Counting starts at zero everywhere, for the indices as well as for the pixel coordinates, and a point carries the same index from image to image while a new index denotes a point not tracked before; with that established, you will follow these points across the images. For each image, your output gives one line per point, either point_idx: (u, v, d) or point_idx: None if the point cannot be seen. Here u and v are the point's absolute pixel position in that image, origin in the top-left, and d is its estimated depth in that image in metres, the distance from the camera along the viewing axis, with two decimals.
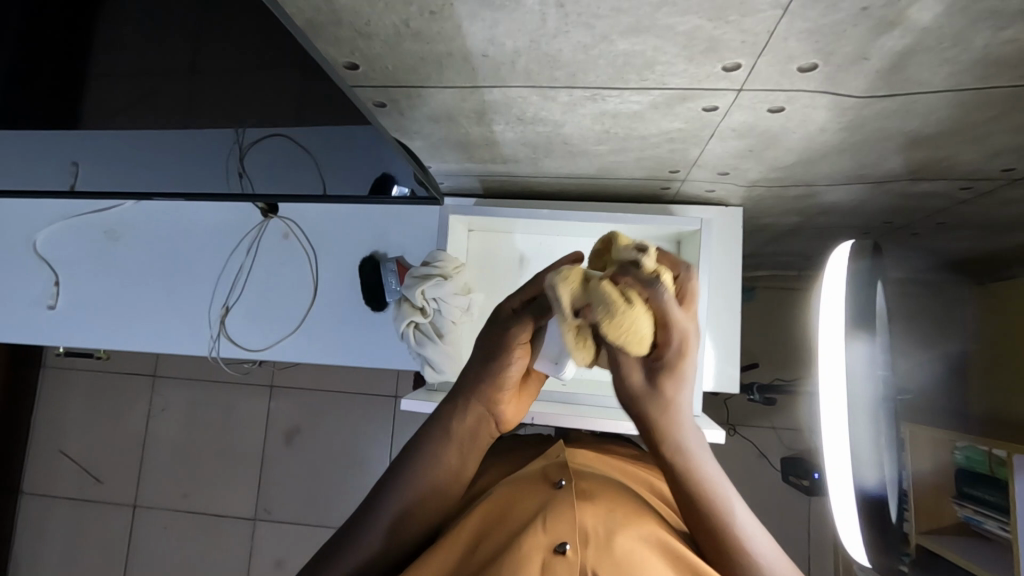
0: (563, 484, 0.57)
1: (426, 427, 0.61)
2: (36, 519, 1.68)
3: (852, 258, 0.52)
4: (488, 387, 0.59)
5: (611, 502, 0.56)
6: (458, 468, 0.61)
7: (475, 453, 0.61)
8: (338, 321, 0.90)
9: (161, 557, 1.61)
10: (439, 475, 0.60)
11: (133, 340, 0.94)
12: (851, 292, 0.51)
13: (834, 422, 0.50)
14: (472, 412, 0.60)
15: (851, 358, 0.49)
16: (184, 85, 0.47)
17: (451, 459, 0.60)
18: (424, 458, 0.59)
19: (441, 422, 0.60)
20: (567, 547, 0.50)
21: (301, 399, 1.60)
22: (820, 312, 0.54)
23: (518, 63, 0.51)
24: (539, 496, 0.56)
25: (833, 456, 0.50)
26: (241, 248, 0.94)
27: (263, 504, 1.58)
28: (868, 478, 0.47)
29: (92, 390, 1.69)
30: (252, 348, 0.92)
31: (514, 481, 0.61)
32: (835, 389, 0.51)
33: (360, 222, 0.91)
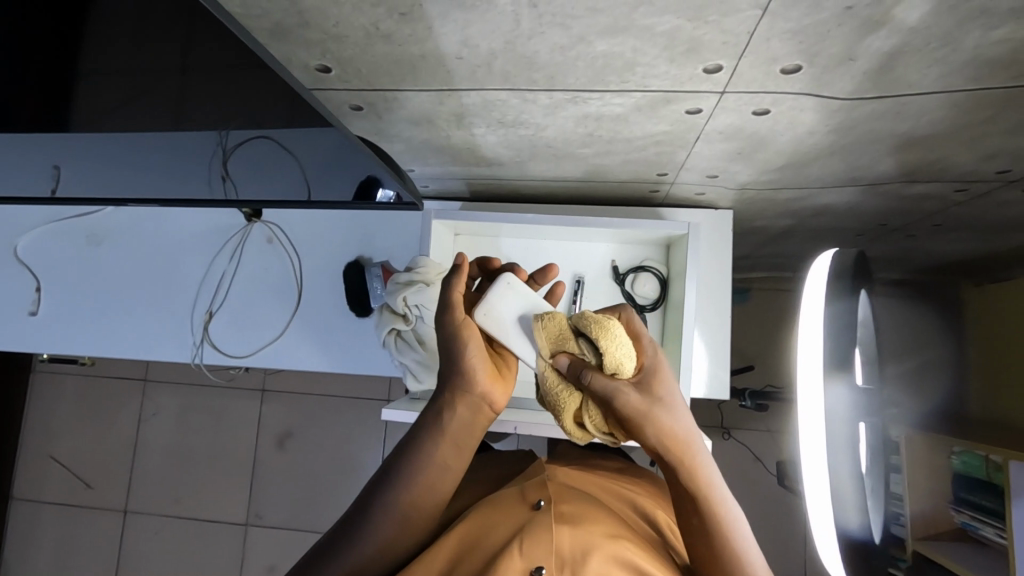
0: (542, 506, 0.56)
1: (413, 433, 0.59)
2: (26, 525, 1.66)
3: (830, 281, 0.48)
4: (472, 378, 0.56)
5: (590, 523, 0.54)
6: (451, 464, 0.59)
7: (467, 448, 0.59)
8: (323, 328, 0.89)
9: (152, 563, 1.60)
10: (436, 476, 0.59)
11: (115, 347, 0.93)
12: (830, 325, 0.47)
13: (813, 459, 0.47)
14: (459, 407, 0.58)
15: (830, 394, 0.46)
16: (174, 84, 0.45)
17: (443, 454, 0.58)
18: (417, 461, 0.58)
19: (428, 420, 0.58)
20: (543, 572, 0.48)
21: (293, 403, 1.59)
22: (799, 340, 0.50)
23: (494, 66, 0.49)
24: (517, 518, 0.55)
25: (813, 486, 0.47)
26: (226, 252, 0.92)
27: (254, 509, 1.57)
28: (851, 522, 0.44)
29: (82, 394, 1.67)
30: (236, 354, 0.90)
31: (492, 501, 0.60)
32: (813, 425, 0.47)
33: (345, 227, 0.90)
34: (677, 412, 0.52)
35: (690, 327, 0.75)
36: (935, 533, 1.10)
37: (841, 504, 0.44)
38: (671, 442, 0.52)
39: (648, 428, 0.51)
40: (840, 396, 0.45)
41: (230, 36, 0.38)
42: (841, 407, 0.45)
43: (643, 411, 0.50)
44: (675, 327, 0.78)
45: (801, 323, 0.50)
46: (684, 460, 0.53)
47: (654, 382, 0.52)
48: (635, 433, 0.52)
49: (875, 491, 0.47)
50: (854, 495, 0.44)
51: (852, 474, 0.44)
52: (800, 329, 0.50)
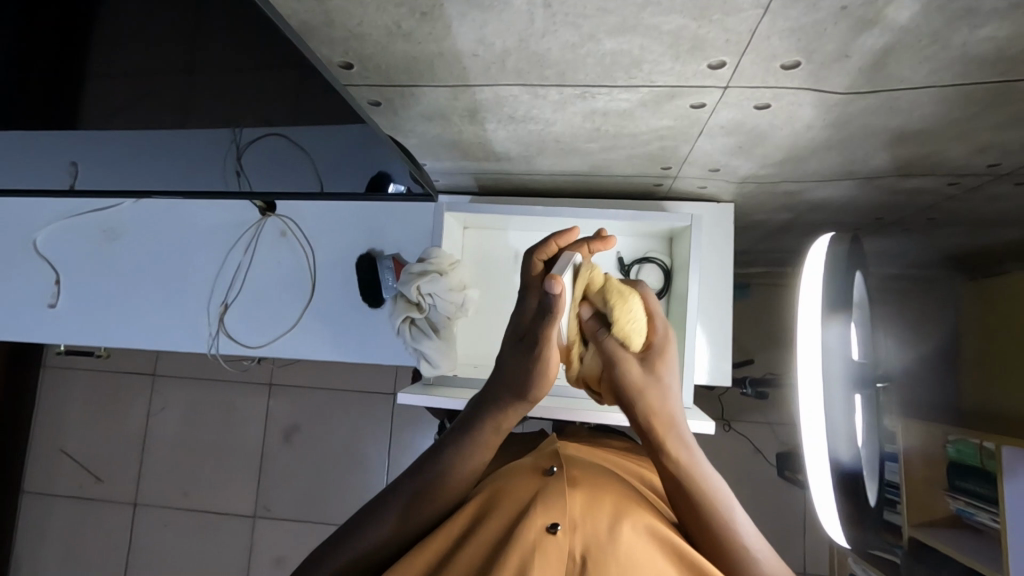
0: (555, 472, 0.58)
1: (458, 432, 0.61)
2: (37, 518, 1.69)
3: (831, 243, 0.52)
4: (537, 386, 0.58)
5: (602, 489, 0.57)
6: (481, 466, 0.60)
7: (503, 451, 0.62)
8: (336, 318, 0.91)
9: (161, 555, 1.62)
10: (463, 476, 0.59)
11: (132, 338, 0.95)
12: (829, 275, 0.51)
13: (809, 396, 0.50)
14: (501, 413, 0.59)
15: (827, 335, 0.49)
16: (179, 85, 0.48)
17: (476, 456, 0.60)
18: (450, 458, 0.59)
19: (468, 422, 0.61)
20: (558, 528, 0.51)
21: (300, 397, 1.61)
22: (801, 291, 0.54)
23: (508, 63, 0.52)
24: (530, 482, 0.58)
25: (808, 426, 0.50)
26: (240, 245, 0.95)
27: (262, 501, 1.59)
28: (841, 452, 0.47)
29: (92, 389, 1.70)
30: (251, 344, 0.93)
31: (507, 470, 0.62)
32: (810, 364, 0.50)
33: (357, 221, 0.92)
34: (666, 392, 0.56)
35: (694, 316, 0.77)
36: (930, 521, 1.13)
37: (831, 433, 0.47)
38: (659, 418, 0.56)
39: (638, 399, 0.55)
40: (836, 338, 0.48)
41: (266, 34, 0.41)
42: (838, 346, 0.48)
43: (639, 385, 0.55)
44: (678, 316, 0.80)
45: (802, 282, 0.54)
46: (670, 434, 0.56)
47: (659, 361, 0.56)
48: (628, 402, 0.56)
49: (866, 432, 0.50)
50: (843, 426, 0.47)
51: (842, 406, 0.47)
52: (800, 289, 0.54)
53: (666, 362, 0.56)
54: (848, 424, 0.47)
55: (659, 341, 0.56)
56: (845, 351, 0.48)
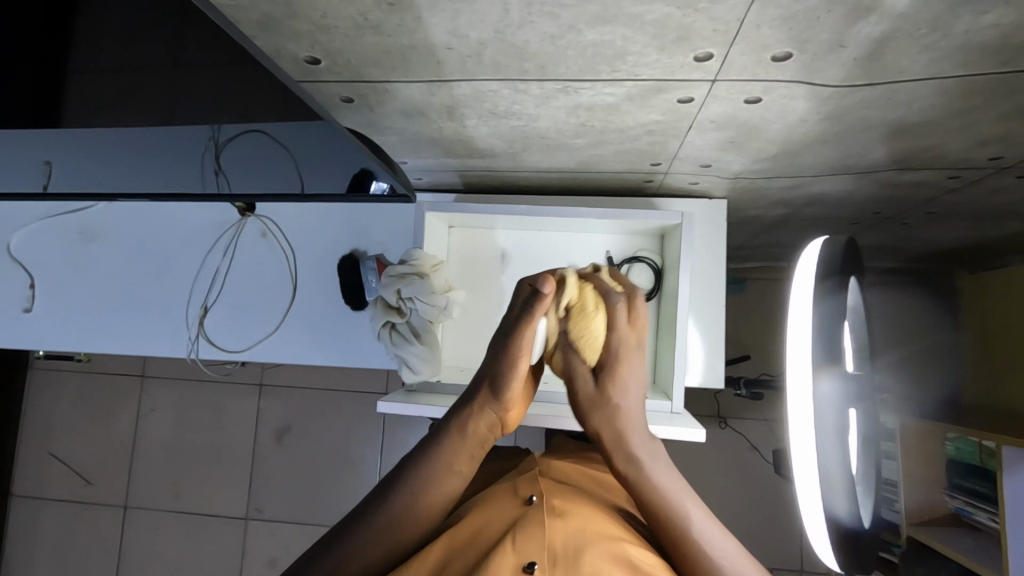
0: (535, 504, 0.57)
1: (430, 440, 0.60)
2: (26, 521, 1.67)
3: (818, 278, 0.47)
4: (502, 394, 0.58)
5: (582, 518, 0.56)
6: (460, 467, 0.60)
7: (478, 457, 0.62)
8: (318, 322, 0.89)
9: (153, 557, 1.61)
10: (444, 475, 0.59)
11: (110, 344, 0.93)
12: (819, 314, 0.46)
13: (802, 447, 0.46)
14: (481, 416, 0.59)
15: (819, 388, 0.45)
16: (149, 85, 0.45)
17: (455, 456, 0.60)
18: (433, 457, 0.59)
19: (452, 423, 0.60)
20: (535, 567, 0.49)
21: (291, 397, 1.59)
22: (788, 323, 0.50)
23: (484, 55, 0.49)
24: (509, 515, 0.57)
25: (804, 477, 0.46)
26: (219, 246, 0.92)
27: (254, 503, 1.58)
28: (837, 506, 0.43)
29: (80, 392, 1.67)
30: (231, 349, 0.90)
31: (487, 498, 0.61)
32: (802, 411, 0.46)
33: (340, 221, 0.89)
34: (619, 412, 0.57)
35: (684, 318, 0.74)
36: (927, 518, 1.11)
37: (830, 489, 0.44)
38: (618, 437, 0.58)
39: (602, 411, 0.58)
40: (830, 391, 0.44)
41: (217, 29, 0.38)
42: (831, 397, 0.44)
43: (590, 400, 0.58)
44: (669, 316, 0.78)
45: (789, 312, 0.50)
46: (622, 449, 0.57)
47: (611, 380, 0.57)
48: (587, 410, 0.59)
49: (864, 476, 0.47)
50: (842, 480, 0.43)
51: (840, 461, 0.44)
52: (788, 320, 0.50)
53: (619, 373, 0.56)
54: (847, 479, 0.44)
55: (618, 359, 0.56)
56: (843, 402, 0.44)
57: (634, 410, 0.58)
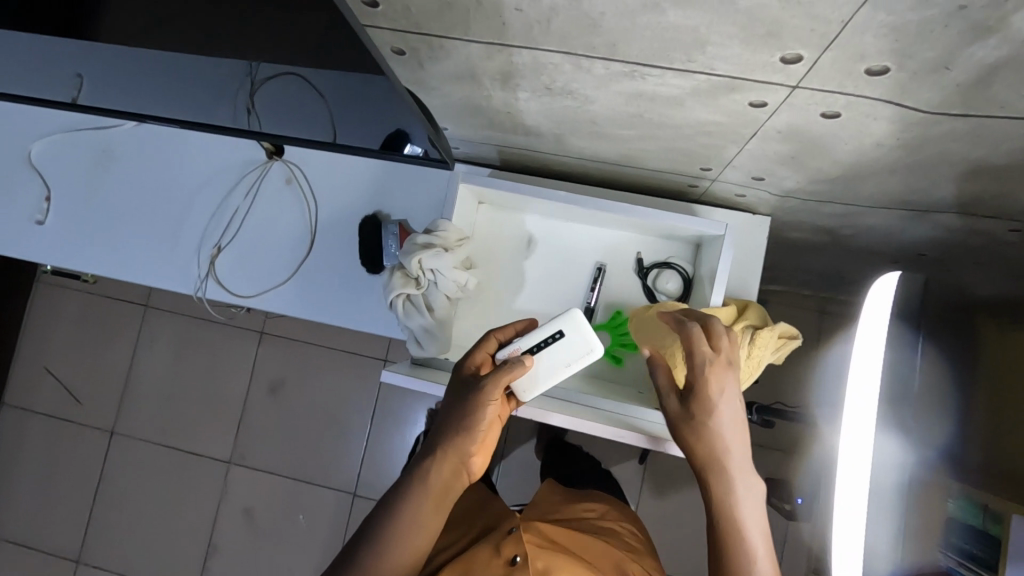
0: (518, 562, 0.74)
1: (399, 497, 0.66)
2: (15, 432, 1.68)
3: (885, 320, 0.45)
4: (464, 442, 0.67)
5: (562, 573, 0.73)
6: (428, 521, 0.66)
7: (446, 507, 0.68)
8: (330, 283, 0.86)
9: (133, 487, 1.61)
10: (414, 532, 0.66)
11: (118, 269, 0.90)
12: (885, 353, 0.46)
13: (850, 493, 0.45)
14: (445, 466, 0.67)
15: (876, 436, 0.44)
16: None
17: (422, 509, 0.66)
18: (402, 513, 0.65)
19: (416, 479, 0.67)
20: None
21: (290, 349, 1.59)
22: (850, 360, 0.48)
23: (553, 23, 0.45)
24: (495, 571, 0.74)
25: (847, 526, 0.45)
26: (242, 186, 0.89)
27: (240, 449, 1.58)
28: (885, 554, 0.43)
29: (84, 313, 1.68)
30: (240, 294, 0.88)
31: (471, 555, 0.77)
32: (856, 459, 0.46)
33: (368, 179, 0.87)
34: (701, 429, 0.60)
35: None
36: None
37: None
38: (699, 444, 0.61)
39: (692, 433, 0.61)
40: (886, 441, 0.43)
41: None
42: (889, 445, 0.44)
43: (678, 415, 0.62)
44: None
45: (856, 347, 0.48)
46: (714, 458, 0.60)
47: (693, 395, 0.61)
48: (694, 449, 0.61)
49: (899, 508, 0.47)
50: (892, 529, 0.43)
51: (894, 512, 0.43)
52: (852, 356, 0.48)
53: (703, 393, 0.60)
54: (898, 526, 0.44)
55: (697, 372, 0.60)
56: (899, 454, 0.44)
57: (733, 441, 0.60)
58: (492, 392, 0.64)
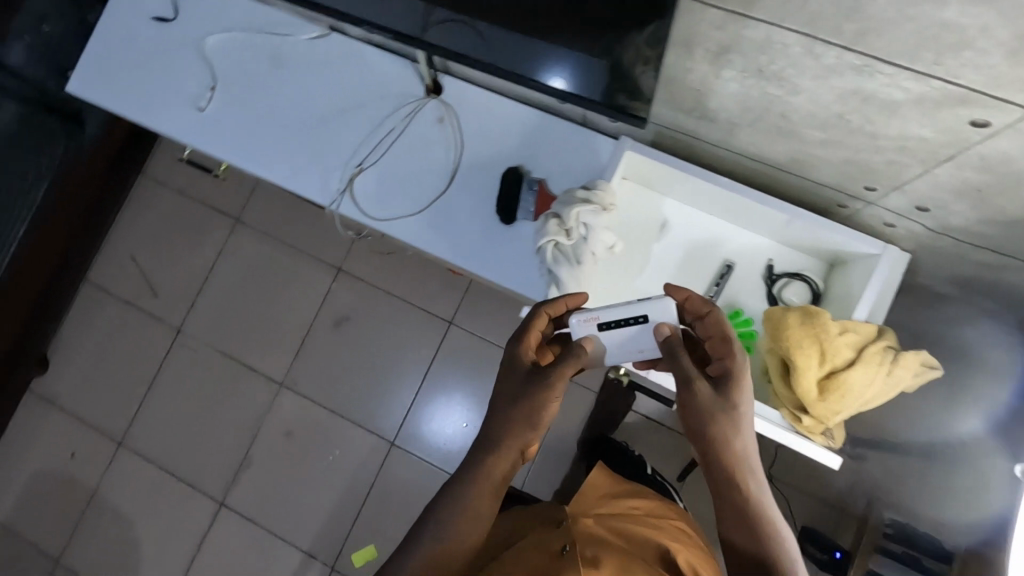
0: None
1: (458, 484, 0.72)
2: (88, 309, 1.75)
3: None
4: (525, 429, 0.72)
5: None
6: (482, 506, 0.71)
7: (499, 494, 0.73)
8: (459, 223, 0.89)
9: (186, 385, 1.67)
10: (468, 516, 0.70)
11: (263, 167, 0.95)
12: None
13: None
14: (504, 453, 0.72)
15: None
16: None
17: (478, 495, 0.71)
18: (461, 498, 0.71)
19: (473, 466, 0.73)
20: None
21: (363, 290, 1.65)
22: None
23: (814, 2, 0.48)
24: None
25: None
26: (395, 115, 0.93)
27: (293, 373, 1.64)
28: None
29: (179, 212, 1.76)
30: (371, 215, 0.91)
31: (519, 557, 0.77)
32: None
33: (517, 135, 0.90)
34: (742, 416, 0.69)
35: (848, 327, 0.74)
36: None
37: None
38: (733, 429, 0.69)
39: (727, 417, 0.69)
40: None
41: None
42: None
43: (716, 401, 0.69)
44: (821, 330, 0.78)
45: None
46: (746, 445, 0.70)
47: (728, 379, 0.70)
48: (729, 434, 0.69)
49: None
50: None
51: None
52: None
53: (739, 382, 0.70)
54: None
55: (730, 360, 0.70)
56: None
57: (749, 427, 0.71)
58: (557, 384, 0.71)
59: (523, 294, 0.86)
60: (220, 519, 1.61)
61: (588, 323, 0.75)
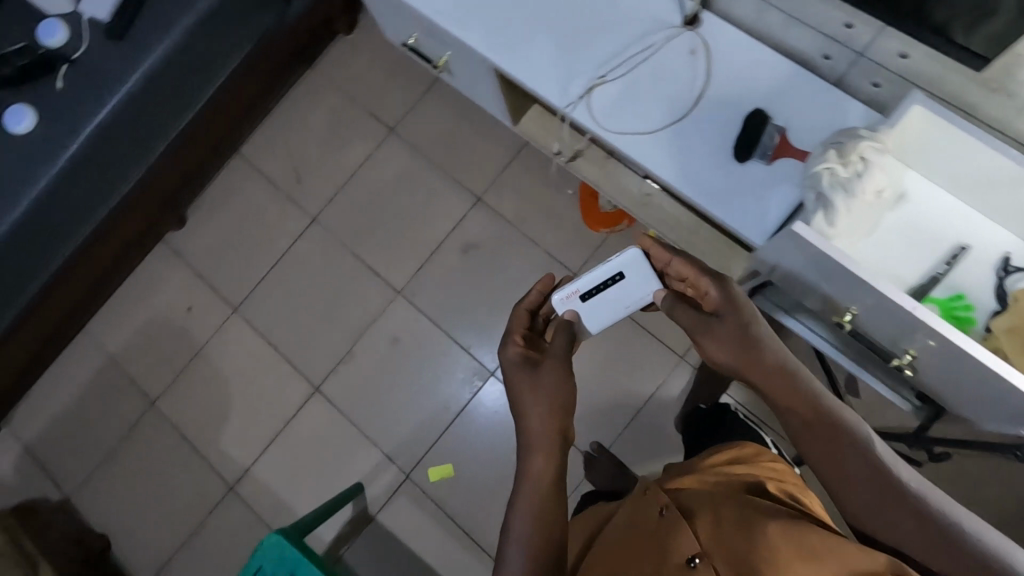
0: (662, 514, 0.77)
1: (524, 458, 0.85)
2: (232, 180, 1.83)
3: None
4: (558, 387, 0.86)
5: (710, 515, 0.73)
6: (547, 462, 0.83)
7: (554, 447, 0.84)
8: (690, 150, 0.92)
9: (308, 272, 1.74)
10: (538, 475, 0.82)
11: (506, 60, 0.99)
12: None
13: None
14: (549, 411, 0.85)
15: None
16: None
17: (539, 455, 0.83)
18: (526, 465, 0.83)
19: (529, 436, 0.85)
20: (696, 561, 0.68)
21: (497, 224, 1.69)
22: None
23: None
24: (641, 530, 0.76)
25: None
26: (647, 38, 0.96)
27: (413, 286, 1.69)
28: None
29: (337, 111, 1.82)
30: (603, 127, 0.95)
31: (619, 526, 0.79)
32: None
33: (766, 80, 0.92)
34: (750, 344, 0.80)
35: None
36: None
37: None
38: (750, 359, 0.79)
39: (740, 344, 0.80)
40: None
41: None
42: None
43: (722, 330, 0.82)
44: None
45: None
46: (774, 373, 0.77)
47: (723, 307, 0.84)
48: (755, 366, 0.79)
49: None
50: None
51: None
52: None
53: (732, 310, 0.83)
54: None
55: (718, 291, 0.85)
56: None
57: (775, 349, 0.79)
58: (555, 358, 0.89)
59: (744, 230, 0.89)
60: (311, 403, 1.67)
61: (570, 298, 1.08)
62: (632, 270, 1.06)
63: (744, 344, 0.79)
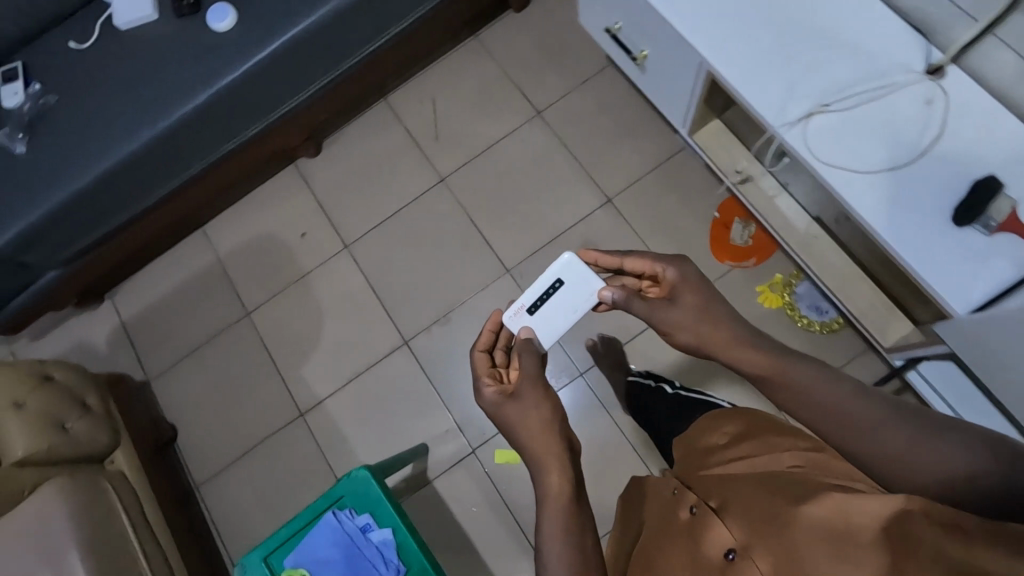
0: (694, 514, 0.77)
1: (535, 473, 0.87)
2: (372, 122, 1.86)
3: None
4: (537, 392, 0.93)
5: (731, 506, 0.73)
6: (556, 465, 0.86)
7: (552, 439, 0.89)
8: (899, 197, 0.99)
9: (425, 228, 1.76)
10: (551, 479, 0.85)
11: (727, 67, 1.05)
12: None
13: None
14: (540, 415, 0.90)
15: None
16: None
17: (546, 462, 0.87)
18: (537, 477, 0.86)
19: (530, 449, 0.89)
20: (733, 554, 0.67)
21: (622, 228, 1.67)
22: None
23: None
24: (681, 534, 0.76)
25: None
26: (880, 81, 1.02)
27: (523, 267, 1.69)
28: None
29: (490, 80, 1.83)
30: (814, 155, 1.02)
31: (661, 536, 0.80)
32: None
33: (993, 151, 0.98)
34: (703, 320, 0.86)
35: None
36: None
37: None
38: (711, 338, 0.84)
39: (695, 321, 0.86)
40: None
41: None
42: None
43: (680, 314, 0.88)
44: None
45: None
46: (727, 343, 0.83)
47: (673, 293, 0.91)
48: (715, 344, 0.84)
49: None
50: None
51: None
52: None
53: (682, 297, 0.89)
54: None
55: (668, 275, 0.92)
56: None
57: (720, 318, 0.85)
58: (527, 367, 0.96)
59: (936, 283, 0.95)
60: (398, 354, 1.68)
61: (518, 315, 1.12)
62: (569, 274, 1.12)
63: (706, 318, 0.86)
